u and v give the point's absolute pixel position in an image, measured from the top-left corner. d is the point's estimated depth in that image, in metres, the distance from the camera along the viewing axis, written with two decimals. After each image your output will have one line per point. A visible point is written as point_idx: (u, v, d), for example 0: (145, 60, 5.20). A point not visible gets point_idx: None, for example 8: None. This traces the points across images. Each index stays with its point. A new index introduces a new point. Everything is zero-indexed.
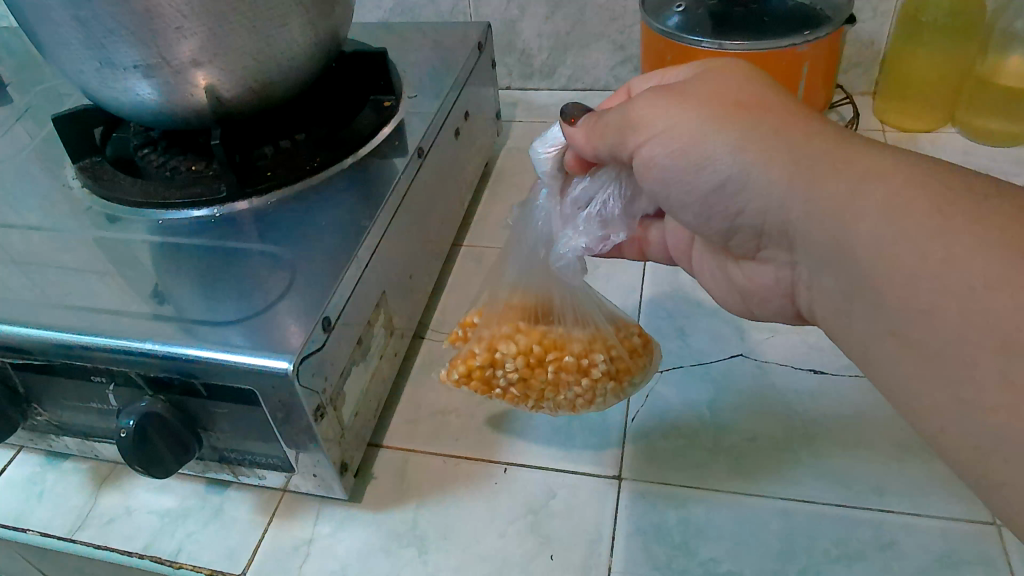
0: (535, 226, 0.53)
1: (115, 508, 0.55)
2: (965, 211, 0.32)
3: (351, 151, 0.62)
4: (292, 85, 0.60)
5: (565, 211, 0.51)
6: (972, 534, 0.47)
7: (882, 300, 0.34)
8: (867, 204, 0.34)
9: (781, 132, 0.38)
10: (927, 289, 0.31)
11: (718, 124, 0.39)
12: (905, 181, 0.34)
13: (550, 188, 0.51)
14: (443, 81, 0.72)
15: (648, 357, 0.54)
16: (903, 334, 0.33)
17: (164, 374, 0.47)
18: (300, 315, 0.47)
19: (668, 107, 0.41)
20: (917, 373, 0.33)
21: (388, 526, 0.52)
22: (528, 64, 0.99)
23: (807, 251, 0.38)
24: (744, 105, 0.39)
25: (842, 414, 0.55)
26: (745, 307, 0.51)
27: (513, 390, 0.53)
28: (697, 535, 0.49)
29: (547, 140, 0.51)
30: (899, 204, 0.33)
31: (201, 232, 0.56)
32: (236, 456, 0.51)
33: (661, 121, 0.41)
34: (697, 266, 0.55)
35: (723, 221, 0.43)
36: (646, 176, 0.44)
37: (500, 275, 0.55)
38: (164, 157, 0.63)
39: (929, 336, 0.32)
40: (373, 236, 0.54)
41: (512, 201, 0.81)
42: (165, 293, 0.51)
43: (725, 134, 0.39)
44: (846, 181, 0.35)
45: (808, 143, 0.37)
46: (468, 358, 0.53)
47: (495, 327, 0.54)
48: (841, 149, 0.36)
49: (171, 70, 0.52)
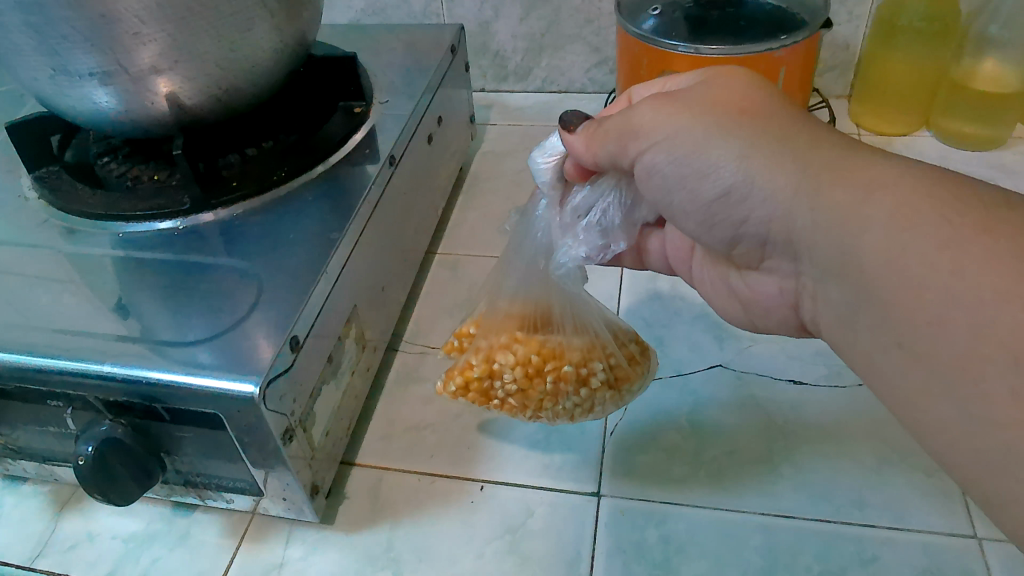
0: (538, 235, 0.51)
1: (78, 533, 0.53)
2: (963, 224, 0.31)
3: (321, 159, 0.60)
4: (258, 91, 0.58)
5: (565, 220, 0.49)
6: (953, 548, 0.46)
7: (890, 313, 0.33)
8: (874, 212, 0.33)
9: (783, 140, 0.37)
10: (935, 304, 0.31)
11: (722, 129, 0.38)
12: (903, 193, 0.33)
13: (549, 196, 0.50)
14: (416, 85, 0.71)
15: (646, 364, 0.54)
16: (911, 348, 0.32)
17: (124, 398, 0.45)
18: (270, 330, 0.45)
19: (671, 112, 0.40)
20: (924, 389, 0.32)
21: (361, 547, 0.50)
22: (502, 65, 0.97)
23: (812, 262, 0.37)
24: (748, 113, 0.39)
25: (823, 424, 0.54)
26: (745, 318, 0.50)
27: (510, 399, 0.52)
28: (678, 552, 0.48)
29: (548, 147, 0.50)
30: (908, 213, 0.32)
31: (166, 244, 0.54)
32: (202, 480, 0.49)
33: (661, 129, 0.40)
34: (696, 276, 0.54)
35: (728, 231, 0.42)
36: (648, 185, 0.43)
37: (501, 284, 0.54)
38: (126, 166, 0.61)
39: (936, 352, 0.31)
40: (344, 248, 0.52)
41: (487, 206, 0.80)
42: (129, 305, 0.49)
43: (728, 141, 0.38)
44: (851, 187, 0.34)
45: (812, 155, 0.36)
46: (466, 369, 0.52)
47: (494, 336, 0.52)
48: (838, 157, 0.36)
49: (130, 77, 0.50)
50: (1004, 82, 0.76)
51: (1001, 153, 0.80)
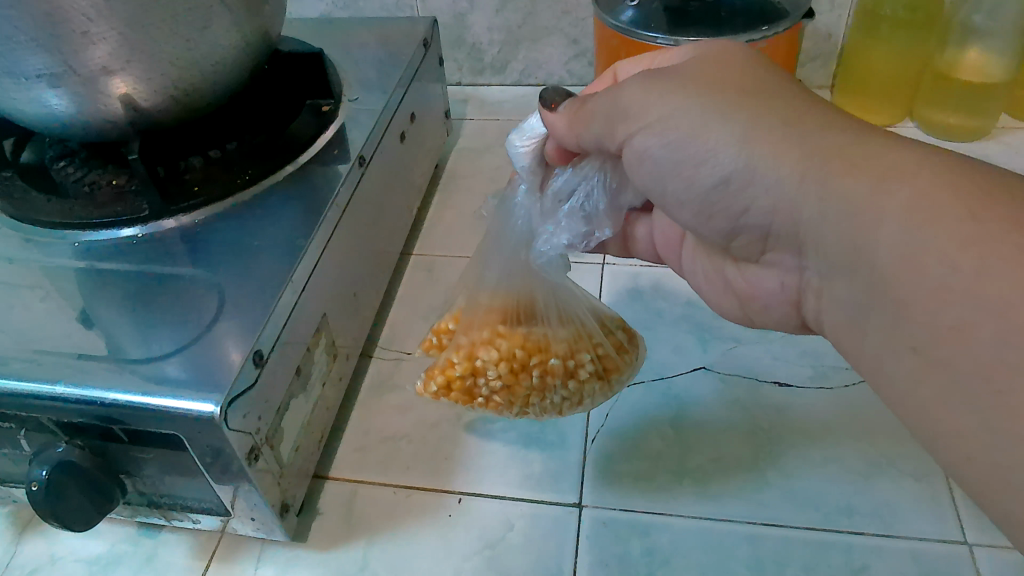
0: (518, 219, 0.49)
1: (38, 557, 0.51)
2: (976, 220, 0.29)
3: (288, 160, 0.57)
4: (220, 90, 0.55)
5: (545, 205, 0.47)
6: (944, 555, 0.45)
7: (906, 313, 0.31)
8: (891, 205, 0.31)
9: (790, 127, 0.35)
10: (955, 303, 0.29)
11: (722, 114, 0.36)
12: (917, 185, 0.31)
13: (528, 180, 0.49)
14: (389, 81, 0.68)
15: (634, 352, 0.52)
16: (926, 350, 0.31)
17: (80, 420, 0.42)
18: (237, 341, 0.43)
19: (669, 95, 0.38)
20: (939, 394, 0.31)
21: (336, 566, 0.48)
22: (479, 58, 0.95)
23: (819, 254, 0.36)
24: (745, 96, 0.36)
25: (810, 430, 0.53)
26: (742, 313, 0.48)
27: (493, 396, 0.49)
28: (662, 566, 0.46)
29: (527, 129, 0.48)
30: (926, 207, 0.30)
31: (124, 254, 0.51)
32: (166, 501, 0.47)
33: (654, 113, 0.38)
34: (688, 266, 0.53)
35: (726, 222, 0.40)
36: (638, 170, 0.42)
37: (479, 279, 0.51)
38: (83, 170, 0.58)
39: (953, 356, 0.29)
40: (312, 255, 0.50)
41: (465, 204, 0.78)
42: (92, 314, 0.47)
43: (728, 127, 0.36)
44: (866, 177, 0.32)
45: (820, 137, 0.34)
46: (447, 368, 0.50)
47: (475, 332, 0.50)
48: (841, 148, 0.33)
49: (81, 79, 0.47)
50: (988, 73, 0.75)
51: (984, 144, 0.79)
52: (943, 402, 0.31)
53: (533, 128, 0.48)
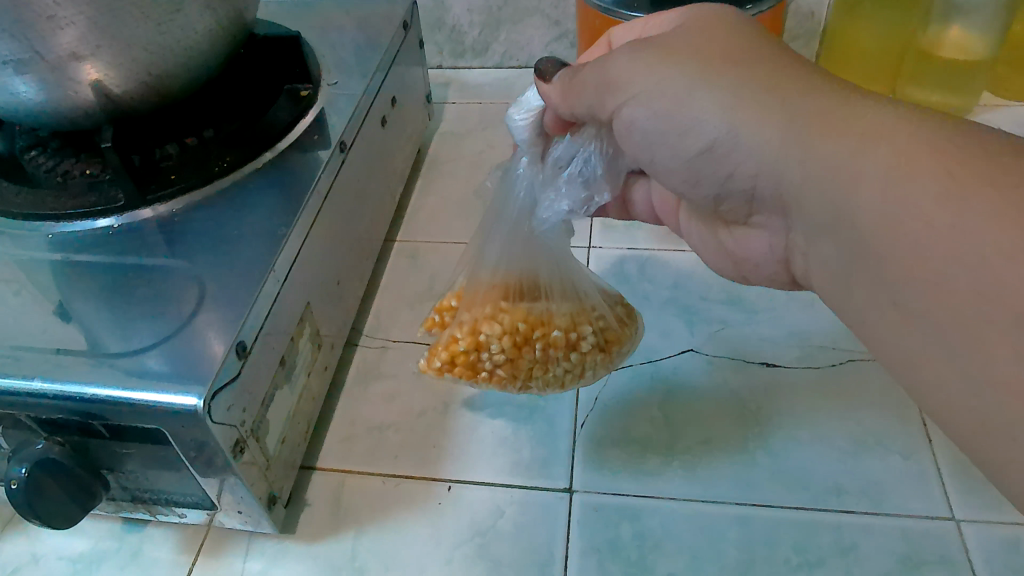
0: (521, 190, 0.48)
1: (20, 556, 0.50)
2: (954, 176, 0.29)
3: (267, 146, 0.56)
4: (194, 75, 0.54)
5: (546, 173, 0.46)
6: (932, 532, 0.46)
7: (887, 270, 0.31)
8: (870, 165, 0.31)
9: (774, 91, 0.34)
10: (936, 259, 0.29)
11: (706, 80, 0.36)
12: (896, 143, 0.30)
13: (529, 151, 0.48)
14: (368, 64, 0.67)
15: (634, 327, 0.52)
16: (907, 306, 0.31)
17: (59, 415, 0.42)
18: (220, 331, 0.42)
19: (654, 65, 0.37)
20: (923, 349, 0.31)
21: (325, 558, 0.48)
22: (459, 41, 0.94)
23: (803, 218, 0.35)
24: (733, 61, 0.36)
25: (798, 411, 0.53)
26: (736, 273, 0.48)
27: (497, 368, 0.48)
28: (654, 549, 0.46)
29: (527, 105, 0.49)
30: (905, 165, 0.30)
31: (99, 245, 0.50)
32: (150, 496, 0.47)
33: (639, 81, 0.38)
34: (686, 232, 0.52)
35: (713, 187, 0.40)
36: (628, 140, 0.41)
37: (481, 257, 0.51)
38: (55, 160, 0.56)
39: (935, 311, 0.29)
40: (293, 244, 0.49)
41: (448, 189, 0.77)
42: (68, 308, 0.45)
43: (712, 93, 0.35)
44: (846, 138, 0.32)
45: (802, 97, 0.34)
46: (450, 344, 0.49)
47: (478, 308, 0.49)
48: (827, 112, 0.33)
49: (50, 65, 0.46)
50: (970, 49, 0.75)
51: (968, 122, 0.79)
52: (934, 381, 0.30)
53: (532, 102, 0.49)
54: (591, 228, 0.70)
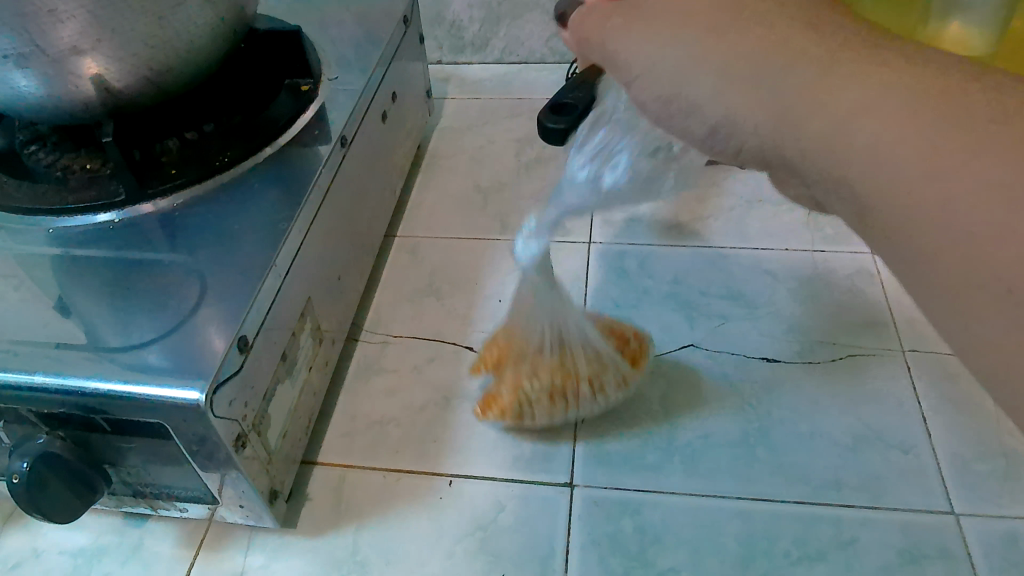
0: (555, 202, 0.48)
1: (21, 551, 0.50)
2: (923, 114, 0.25)
3: (268, 140, 0.56)
4: (195, 70, 0.54)
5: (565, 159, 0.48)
6: (932, 526, 0.46)
7: (871, 219, 0.27)
8: (839, 108, 0.27)
9: (772, 51, 0.29)
10: (921, 204, 0.25)
11: (703, 54, 0.31)
12: (861, 83, 0.27)
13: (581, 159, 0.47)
14: (368, 59, 0.67)
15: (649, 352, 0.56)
16: (895, 258, 0.27)
17: (61, 410, 0.42)
18: (221, 325, 0.42)
19: (651, 42, 0.33)
20: (919, 303, 0.27)
21: (326, 552, 0.48)
22: (459, 36, 0.94)
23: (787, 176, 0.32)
24: (732, 19, 0.31)
25: (798, 405, 0.53)
26: None
27: (541, 411, 0.51)
28: (654, 544, 0.46)
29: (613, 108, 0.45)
30: (872, 107, 0.26)
31: (99, 240, 0.50)
32: (151, 490, 0.47)
33: (642, 62, 0.33)
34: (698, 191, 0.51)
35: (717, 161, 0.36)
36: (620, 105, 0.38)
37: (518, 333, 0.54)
38: (55, 155, 0.55)
39: (923, 262, 0.26)
40: (294, 238, 0.49)
41: (448, 184, 0.77)
42: (69, 303, 0.45)
43: (709, 74, 0.31)
44: (807, 84, 0.28)
45: (762, 44, 0.30)
46: (496, 399, 0.52)
47: (517, 370, 0.53)
48: (829, 70, 0.28)
49: (50, 60, 0.46)
50: None
51: None
52: (944, 337, 0.26)
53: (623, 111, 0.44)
54: (591, 223, 0.70)
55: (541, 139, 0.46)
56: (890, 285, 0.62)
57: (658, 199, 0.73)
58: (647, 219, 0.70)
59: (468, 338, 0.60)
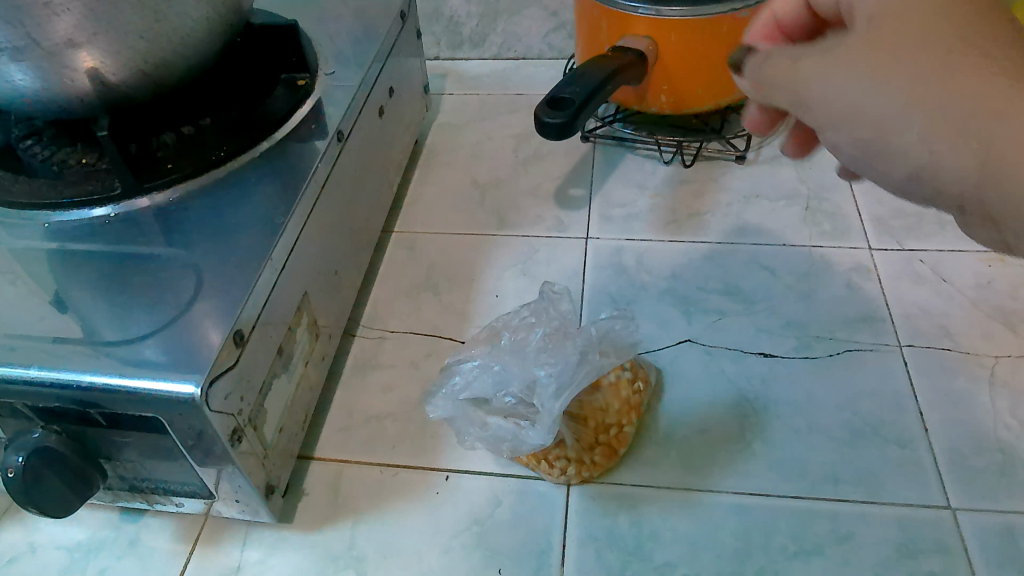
0: (483, 382, 0.49)
1: (17, 545, 0.50)
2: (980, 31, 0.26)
3: (264, 135, 0.56)
4: (191, 64, 0.53)
5: (518, 360, 0.49)
6: (929, 521, 0.46)
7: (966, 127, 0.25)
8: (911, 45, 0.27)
9: (973, 69, 0.26)
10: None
11: (912, 98, 0.27)
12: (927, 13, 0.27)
13: (511, 406, 0.49)
14: (366, 54, 0.67)
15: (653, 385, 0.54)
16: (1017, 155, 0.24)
17: (56, 404, 0.41)
18: (217, 320, 0.42)
19: (848, 79, 0.28)
20: None
21: (323, 547, 0.48)
22: (457, 31, 0.93)
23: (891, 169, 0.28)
24: (948, 48, 0.26)
25: (795, 400, 0.53)
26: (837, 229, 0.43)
27: (536, 468, 0.49)
28: (651, 538, 0.46)
29: (530, 433, 0.46)
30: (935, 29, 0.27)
31: (95, 234, 0.49)
32: (148, 485, 0.47)
33: (839, 106, 0.29)
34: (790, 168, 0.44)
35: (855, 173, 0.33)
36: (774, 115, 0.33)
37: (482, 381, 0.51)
38: (51, 149, 0.55)
39: None
40: (290, 234, 0.49)
41: (446, 180, 0.77)
42: (65, 297, 0.45)
43: (906, 109, 0.27)
44: (884, 35, 0.28)
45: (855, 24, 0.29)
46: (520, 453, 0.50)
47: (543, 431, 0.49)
48: (897, 12, 0.28)
49: (45, 52, 0.45)
50: None
51: None
52: None
53: (551, 419, 0.46)
54: (589, 219, 0.70)
55: (538, 133, 0.52)
56: (887, 279, 0.62)
57: (656, 194, 0.73)
58: (644, 215, 0.70)
59: (465, 333, 0.60)
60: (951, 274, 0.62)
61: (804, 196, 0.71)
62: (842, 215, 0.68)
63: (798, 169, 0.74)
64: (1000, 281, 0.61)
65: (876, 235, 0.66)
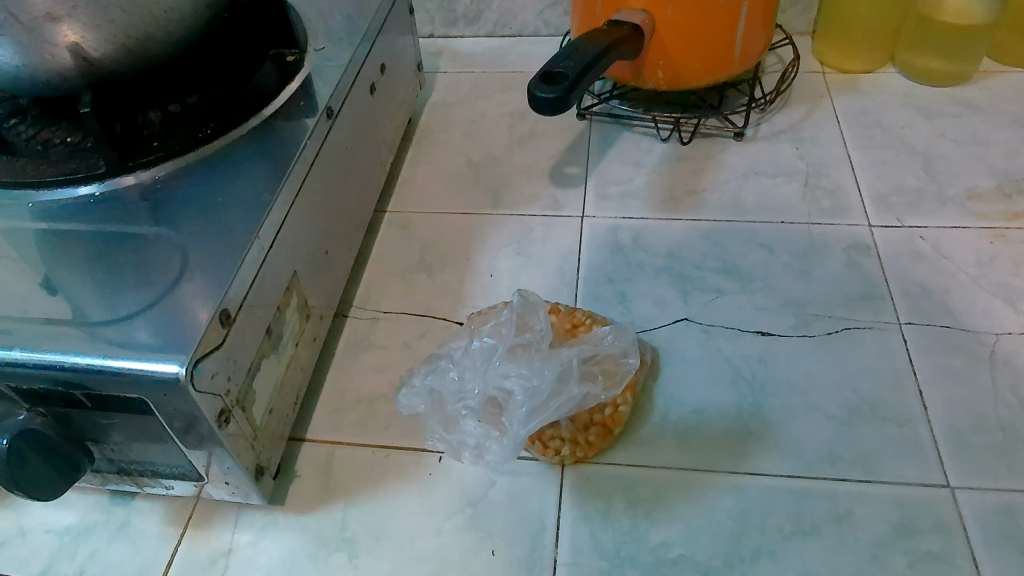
0: (446, 386, 0.50)
1: (8, 529, 0.49)
2: None
3: (251, 112, 0.54)
4: (177, 41, 0.52)
5: (481, 370, 0.49)
6: (927, 500, 0.45)
7: None
8: None
9: None
10: None
11: None
12: None
13: (476, 411, 0.49)
14: (356, 31, 0.65)
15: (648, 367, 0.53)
16: None
17: (40, 385, 0.41)
18: (203, 299, 0.41)
19: None
20: None
21: (316, 529, 0.47)
22: (451, 9, 0.92)
23: None
24: None
25: (792, 379, 0.53)
26: None
27: (530, 449, 0.49)
28: (648, 518, 0.46)
29: (496, 450, 0.47)
30: None
31: (79, 212, 0.48)
32: (136, 467, 0.46)
33: None
34: None
35: None
36: None
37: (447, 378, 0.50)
38: (36, 128, 0.53)
39: None
40: (278, 213, 0.48)
41: (440, 160, 0.75)
42: (50, 278, 0.44)
43: None
44: None
45: None
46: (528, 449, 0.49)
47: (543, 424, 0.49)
48: None
49: (24, 27, 0.44)
50: (969, 14, 0.74)
51: (965, 89, 0.78)
52: None
53: (516, 442, 0.46)
54: (584, 197, 0.69)
55: (532, 108, 0.51)
56: (886, 257, 0.61)
57: (653, 172, 0.71)
58: (641, 193, 0.69)
59: (458, 314, 0.59)
60: (950, 250, 0.61)
61: (803, 172, 0.70)
62: (841, 192, 0.67)
63: (797, 145, 0.73)
64: (1002, 257, 0.60)
65: (876, 212, 0.65)
